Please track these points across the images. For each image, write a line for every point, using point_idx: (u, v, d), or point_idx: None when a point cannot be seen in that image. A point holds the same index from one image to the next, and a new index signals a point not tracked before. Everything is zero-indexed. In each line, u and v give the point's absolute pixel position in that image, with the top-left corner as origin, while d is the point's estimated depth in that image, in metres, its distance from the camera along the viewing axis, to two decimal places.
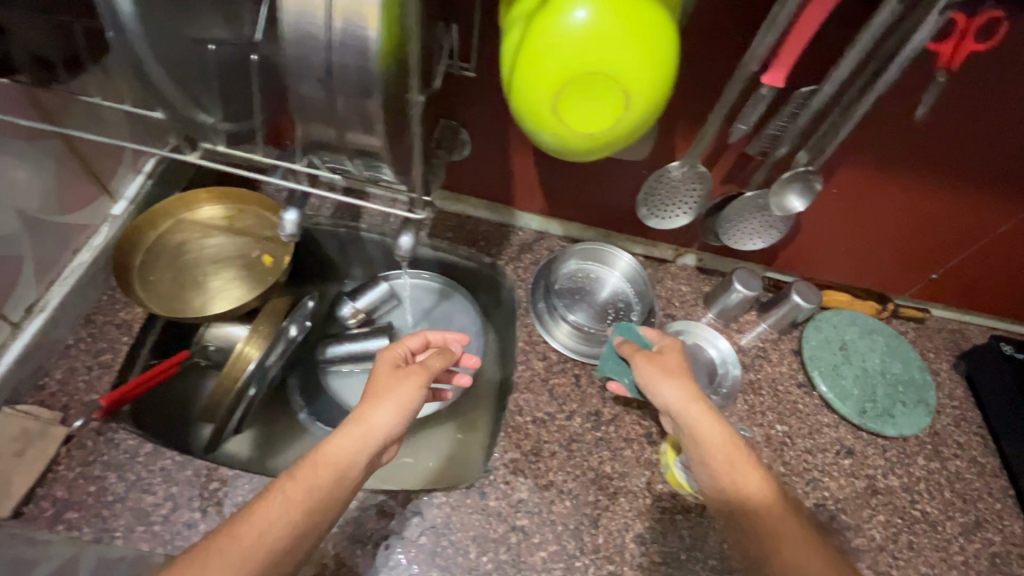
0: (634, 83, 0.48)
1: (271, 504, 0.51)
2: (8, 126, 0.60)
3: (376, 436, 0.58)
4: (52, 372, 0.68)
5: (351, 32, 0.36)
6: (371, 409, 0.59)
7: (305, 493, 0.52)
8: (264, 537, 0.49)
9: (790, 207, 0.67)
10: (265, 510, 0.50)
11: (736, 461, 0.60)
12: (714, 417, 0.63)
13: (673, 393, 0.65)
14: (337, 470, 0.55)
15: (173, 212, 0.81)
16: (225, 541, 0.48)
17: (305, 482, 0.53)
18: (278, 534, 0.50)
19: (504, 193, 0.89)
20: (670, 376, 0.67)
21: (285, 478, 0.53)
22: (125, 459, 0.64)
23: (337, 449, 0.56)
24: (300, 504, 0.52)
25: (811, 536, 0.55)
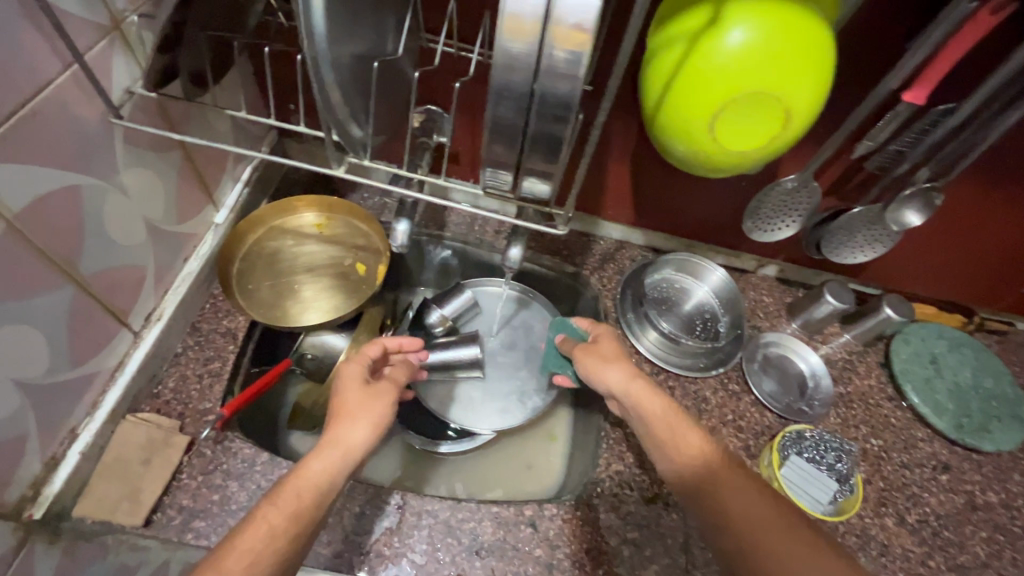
0: (798, 103, 0.48)
1: (253, 528, 0.44)
2: (142, 136, 0.59)
3: (355, 451, 0.53)
4: (165, 381, 0.69)
5: (570, 58, 0.37)
6: (350, 422, 0.54)
7: (283, 509, 0.46)
8: (259, 563, 0.43)
9: (906, 223, 0.68)
10: (248, 538, 0.44)
11: (680, 433, 0.58)
12: (657, 395, 0.62)
13: (616, 377, 0.64)
14: (308, 481, 0.49)
15: (268, 220, 0.81)
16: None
17: (287, 506, 0.46)
18: (261, 559, 0.43)
19: (590, 204, 0.89)
20: (610, 362, 0.66)
21: (264, 505, 0.46)
22: (244, 468, 0.65)
23: (311, 472, 0.49)
24: (277, 520, 0.45)
25: (762, 486, 0.52)
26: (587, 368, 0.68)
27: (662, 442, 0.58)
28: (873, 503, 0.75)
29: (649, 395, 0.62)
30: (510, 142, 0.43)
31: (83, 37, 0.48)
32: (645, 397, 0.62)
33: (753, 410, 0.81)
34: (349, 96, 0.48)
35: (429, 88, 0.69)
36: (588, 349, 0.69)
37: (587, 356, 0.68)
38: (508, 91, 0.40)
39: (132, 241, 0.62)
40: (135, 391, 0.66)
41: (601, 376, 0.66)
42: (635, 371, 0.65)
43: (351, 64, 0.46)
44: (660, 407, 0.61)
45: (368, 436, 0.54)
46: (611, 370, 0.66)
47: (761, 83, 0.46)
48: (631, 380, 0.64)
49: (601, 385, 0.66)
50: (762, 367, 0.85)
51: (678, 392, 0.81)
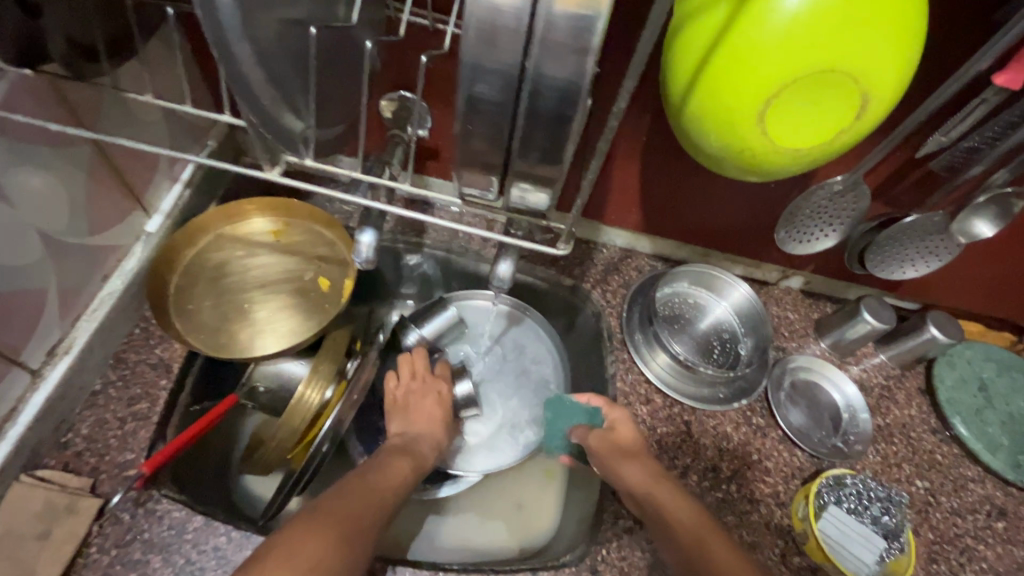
0: (881, 83, 0.36)
1: (393, 466, 0.60)
2: (31, 131, 0.47)
3: (439, 440, 0.68)
4: (77, 428, 0.57)
5: (564, 17, 0.26)
6: (429, 421, 0.69)
7: (406, 465, 0.61)
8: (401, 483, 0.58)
9: (975, 234, 0.57)
10: (389, 470, 0.58)
11: (707, 540, 0.52)
12: (679, 499, 0.57)
13: (634, 474, 0.60)
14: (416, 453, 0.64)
15: (213, 226, 0.68)
16: (362, 484, 0.54)
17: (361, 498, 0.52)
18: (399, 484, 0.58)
19: (593, 208, 0.77)
20: (628, 456, 0.62)
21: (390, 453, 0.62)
22: (171, 538, 0.53)
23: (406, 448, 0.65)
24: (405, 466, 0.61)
25: None
26: (605, 461, 0.62)
27: (685, 542, 0.53)
28: (921, 559, 0.65)
29: (665, 491, 0.58)
30: (493, 138, 0.32)
31: None
32: (664, 497, 0.57)
33: (781, 448, 0.70)
34: (276, 74, 0.35)
35: (399, 69, 0.57)
36: (606, 434, 0.64)
37: (603, 443, 0.63)
38: (489, 67, 0.28)
39: (25, 262, 0.50)
40: (35, 443, 0.53)
41: (618, 471, 0.60)
42: (657, 472, 0.60)
43: (273, 30, 0.34)
44: (679, 506, 0.56)
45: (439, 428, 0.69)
46: (627, 468, 0.60)
47: (835, 59, 0.35)
48: (654, 482, 0.59)
49: (618, 484, 0.60)
50: (789, 396, 0.74)
51: (695, 428, 0.70)
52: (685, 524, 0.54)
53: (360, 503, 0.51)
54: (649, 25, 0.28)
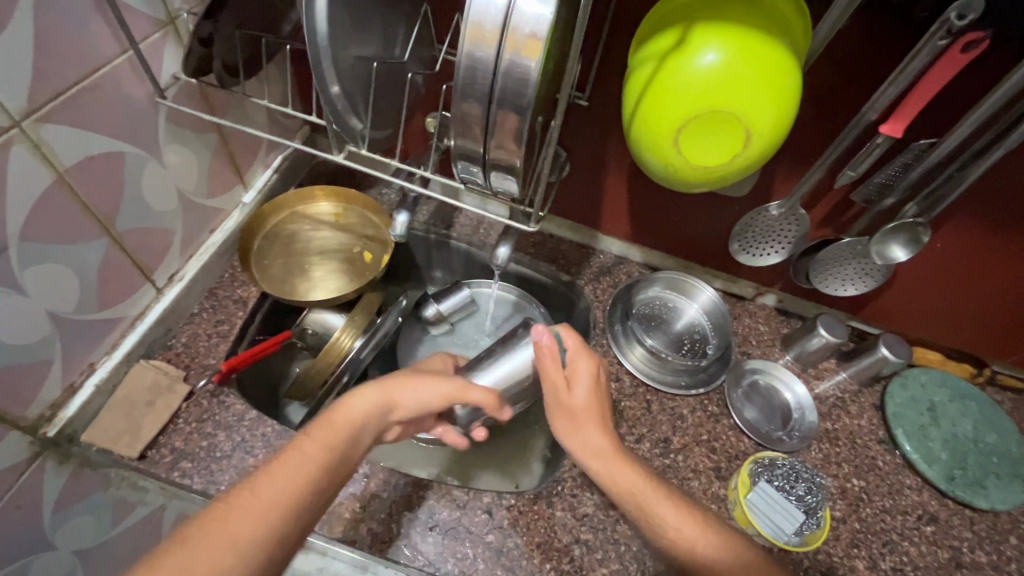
0: (761, 125, 0.50)
1: (292, 455, 0.51)
2: (184, 118, 0.68)
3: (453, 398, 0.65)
4: (179, 336, 0.77)
5: (517, 64, 0.42)
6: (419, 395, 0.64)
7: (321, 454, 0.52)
8: (287, 493, 0.48)
9: (892, 257, 0.70)
10: (277, 470, 0.49)
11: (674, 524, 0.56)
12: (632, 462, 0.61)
13: (588, 443, 0.62)
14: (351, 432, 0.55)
15: (291, 205, 0.88)
16: (237, 503, 0.46)
17: (276, 483, 0.48)
18: (291, 491, 0.48)
19: (591, 217, 0.92)
20: (585, 425, 0.63)
21: (301, 436, 0.53)
22: (233, 421, 0.71)
23: (348, 415, 0.56)
24: (305, 458, 0.51)
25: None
26: (555, 396, 0.66)
27: (637, 502, 0.58)
28: (844, 543, 0.73)
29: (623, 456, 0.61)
30: (476, 137, 0.48)
31: (141, 28, 0.58)
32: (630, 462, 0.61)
33: (730, 434, 0.80)
34: (349, 91, 0.54)
35: (438, 93, 0.76)
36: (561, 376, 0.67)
37: (562, 397, 0.66)
38: (470, 94, 0.45)
39: (164, 208, 0.71)
40: (151, 340, 0.74)
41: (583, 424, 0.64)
42: (609, 442, 0.62)
43: (350, 62, 0.53)
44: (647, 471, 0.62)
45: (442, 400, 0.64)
46: (583, 435, 0.63)
47: (723, 103, 0.49)
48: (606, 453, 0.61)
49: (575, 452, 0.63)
50: (746, 394, 0.84)
51: (655, 406, 0.82)
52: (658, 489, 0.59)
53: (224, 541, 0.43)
54: (573, 67, 0.45)
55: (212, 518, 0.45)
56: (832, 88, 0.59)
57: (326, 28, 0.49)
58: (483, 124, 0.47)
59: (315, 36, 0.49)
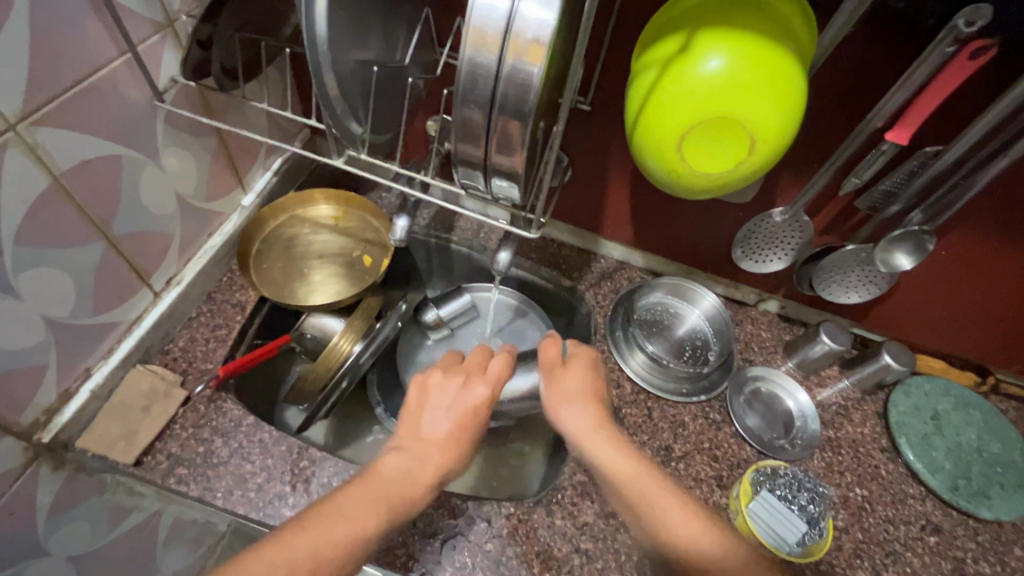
0: (765, 132, 0.50)
1: (349, 513, 0.50)
2: (182, 121, 0.67)
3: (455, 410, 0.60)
4: (176, 340, 0.77)
5: (519, 70, 0.42)
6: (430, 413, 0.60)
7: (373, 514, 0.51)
8: (330, 552, 0.47)
9: (896, 264, 0.69)
10: (322, 524, 0.49)
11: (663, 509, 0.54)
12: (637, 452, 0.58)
13: (578, 421, 0.61)
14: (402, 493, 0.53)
15: (290, 208, 0.88)
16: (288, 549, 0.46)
17: (326, 538, 0.48)
18: (339, 552, 0.48)
19: (593, 222, 0.91)
20: (577, 401, 0.62)
21: (346, 490, 0.52)
22: (230, 427, 0.71)
23: (405, 481, 0.54)
24: (359, 516, 0.50)
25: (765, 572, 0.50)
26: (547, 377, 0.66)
27: (640, 497, 0.55)
28: (846, 553, 0.73)
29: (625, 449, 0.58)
30: (477, 143, 0.48)
31: (139, 30, 0.57)
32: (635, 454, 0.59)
33: (732, 442, 0.80)
34: (349, 96, 0.54)
35: (439, 97, 0.75)
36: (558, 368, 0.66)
37: (554, 378, 0.65)
38: (471, 100, 0.44)
39: (163, 212, 0.70)
40: (148, 345, 0.73)
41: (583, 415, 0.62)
42: (602, 420, 0.61)
43: (350, 66, 0.52)
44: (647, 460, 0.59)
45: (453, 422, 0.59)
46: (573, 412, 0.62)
47: (727, 109, 0.49)
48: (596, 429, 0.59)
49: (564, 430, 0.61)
50: (748, 401, 0.84)
51: (657, 413, 0.81)
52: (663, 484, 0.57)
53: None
54: (576, 72, 0.44)
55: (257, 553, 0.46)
56: (837, 94, 0.58)
57: (326, 32, 0.48)
58: (484, 129, 0.46)
59: (315, 40, 0.48)
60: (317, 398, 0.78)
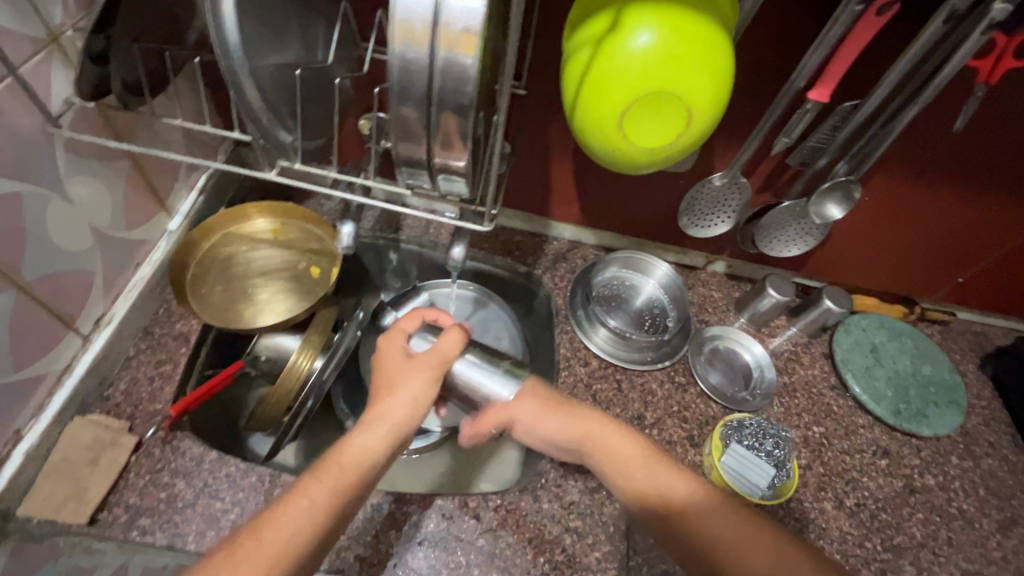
0: (700, 102, 0.51)
1: (301, 497, 0.49)
2: (86, 147, 0.61)
3: (418, 392, 0.59)
4: (116, 384, 0.71)
5: (452, 62, 0.40)
6: (400, 381, 0.60)
7: (333, 487, 0.50)
8: (294, 542, 0.46)
9: (830, 215, 0.74)
10: (284, 518, 0.47)
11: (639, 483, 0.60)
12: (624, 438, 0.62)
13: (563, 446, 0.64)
14: (368, 462, 0.53)
15: (222, 226, 0.82)
16: (245, 549, 0.45)
17: (285, 527, 0.47)
18: (302, 536, 0.47)
19: (540, 205, 0.91)
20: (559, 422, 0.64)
21: (310, 478, 0.50)
22: (192, 466, 0.66)
23: (359, 453, 0.53)
24: (314, 501, 0.49)
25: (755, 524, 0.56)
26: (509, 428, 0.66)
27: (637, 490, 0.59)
28: (812, 487, 0.78)
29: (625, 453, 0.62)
30: (418, 142, 0.46)
31: (19, 51, 0.51)
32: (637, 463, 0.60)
33: (698, 401, 0.83)
34: (273, 103, 0.50)
35: (368, 94, 0.72)
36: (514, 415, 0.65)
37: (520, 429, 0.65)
38: (408, 96, 0.43)
39: (80, 248, 0.64)
40: (84, 393, 0.68)
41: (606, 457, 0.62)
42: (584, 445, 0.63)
43: (271, 72, 0.49)
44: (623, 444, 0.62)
45: (426, 382, 0.60)
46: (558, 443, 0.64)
47: (662, 84, 0.49)
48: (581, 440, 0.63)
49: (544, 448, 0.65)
50: (708, 360, 0.88)
51: (625, 385, 0.83)
52: (681, 507, 0.57)
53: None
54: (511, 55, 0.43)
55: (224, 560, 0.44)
56: (761, 58, 0.61)
57: (238, 38, 0.45)
58: (427, 127, 0.45)
59: (227, 47, 0.45)
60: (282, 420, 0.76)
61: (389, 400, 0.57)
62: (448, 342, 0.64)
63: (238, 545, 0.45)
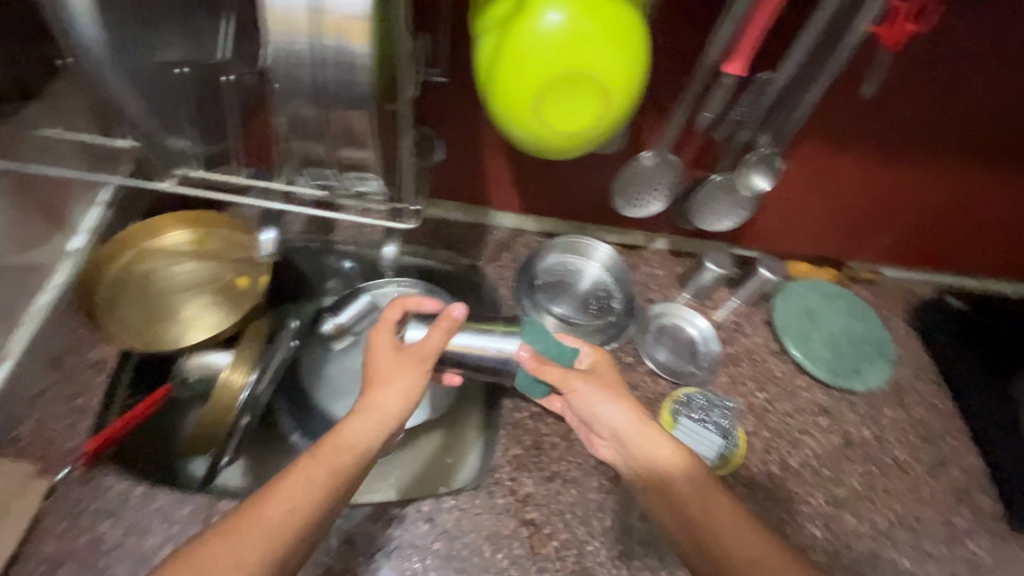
0: (616, 81, 0.50)
1: (301, 477, 0.50)
2: None
3: (404, 386, 0.58)
4: (23, 424, 0.66)
5: (341, 50, 0.37)
6: (387, 371, 0.59)
7: (329, 469, 0.51)
8: (294, 516, 0.48)
9: (755, 186, 0.74)
10: (284, 495, 0.49)
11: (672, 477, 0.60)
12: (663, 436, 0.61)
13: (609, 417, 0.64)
14: (361, 447, 0.54)
15: (136, 241, 0.77)
16: (245, 524, 0.47)
17: (284, 501, 0.48)
18: (300, 516, 0.48)
19: (478, 194, 0.89)
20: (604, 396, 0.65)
21: (308, 457, 0.52)
22: (116, 505, 0.63)
23: (353, 437, 0.54)
24: (312, 481, 0.50)
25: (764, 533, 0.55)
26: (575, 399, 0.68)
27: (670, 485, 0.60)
28: (758, 452, 0.81)
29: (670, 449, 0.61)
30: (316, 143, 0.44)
31: None
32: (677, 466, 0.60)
33: (647, 379, 0.84)
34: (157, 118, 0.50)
35: None
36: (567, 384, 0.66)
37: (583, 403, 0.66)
38: (296, 93, 0.40)
39: None
40: None
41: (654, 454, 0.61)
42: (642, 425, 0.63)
43: (149, 70, 0.48)
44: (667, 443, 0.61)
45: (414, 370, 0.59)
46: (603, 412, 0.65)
47: (575, 64, 0.48)
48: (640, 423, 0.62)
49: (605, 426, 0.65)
50: (656, 338, 0.88)
51: None
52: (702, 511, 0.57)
53: (225, 558, 0.44)
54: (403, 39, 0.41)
55: (223, 536, 0.46)
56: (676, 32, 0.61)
57: (98, 38, 0.44)
58: (323, 123, 0.42)
59: (88, 49, 0.44)
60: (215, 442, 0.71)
61: (379, 389, 0.57)
62: (434, 338, 0.61)
63: (240, 518, 0.47)
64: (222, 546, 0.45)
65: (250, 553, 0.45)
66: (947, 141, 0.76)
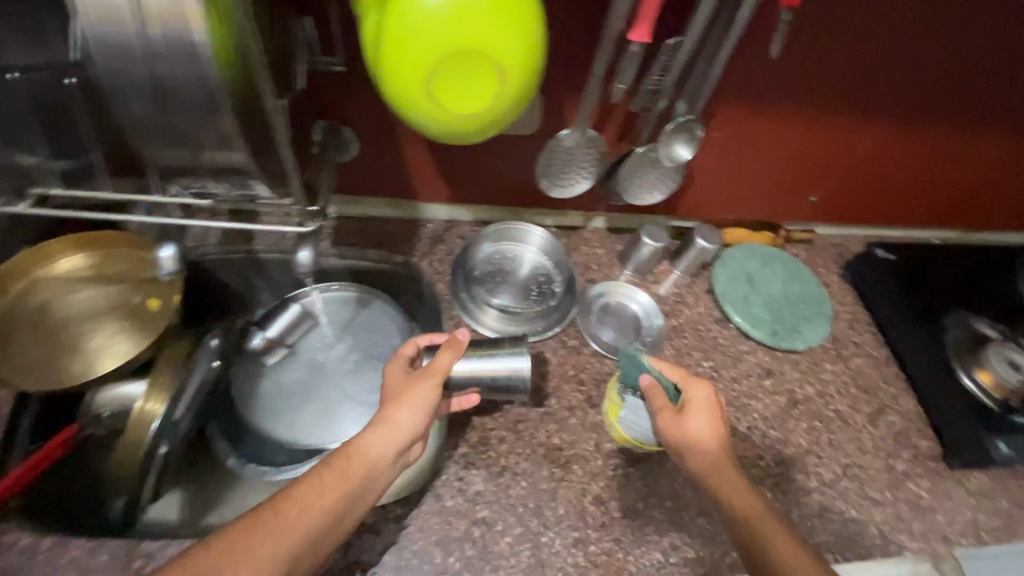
0: (510, 56, 0.46)
1: (315, 483, 0.54)
2: None
3: (405, 411, 0.59)
4: None
5: (173, 35, 0.38)
6: (400, 396, 0.60)
7: (347, 480, 0.55)
8: (306, 516, 0.52)
9: (678, 155, 0.74)
10: (302, 498, 0.53)
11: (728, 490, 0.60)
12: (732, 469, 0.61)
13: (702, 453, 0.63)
14: (374, 465, 0.56)
15: (26, 270, 0.69)
16: (263, 526, 0.50)
17: (300, 504, 0.52)
18: (310, 519, 0.52)
19: (404, 187, 0.85)
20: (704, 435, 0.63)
21: (323, 467, 0.56)
22: (22, 562, 0.58)
23: (368, 454, 0.56)
24: (327, 490, 0.54)
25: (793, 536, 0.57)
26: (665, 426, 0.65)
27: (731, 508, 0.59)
28: None
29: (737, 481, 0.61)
30: None
31: None
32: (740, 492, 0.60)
33: (593, 360, 0.83)
34: None
35: None
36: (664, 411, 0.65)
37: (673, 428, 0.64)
38: None
39: None
40: None
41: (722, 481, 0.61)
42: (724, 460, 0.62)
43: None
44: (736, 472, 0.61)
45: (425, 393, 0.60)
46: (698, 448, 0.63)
47: (464, 40, 0.45)
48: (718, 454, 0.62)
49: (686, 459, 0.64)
50: (599, 318, 0.87)
51: None
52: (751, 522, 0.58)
53: (244, 554, 0.48)
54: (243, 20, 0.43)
55: (245, 531, 0.49)
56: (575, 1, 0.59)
57: None
58: (171, 123, 0.43)
59: None
60: (130, 476, 0.65)
61: (397, 409, 0.59)
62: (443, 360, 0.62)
63: (259, 518, 0.51)
64: (242, 540, 0.49)
65: (263, 548, 0.49)
66: (859, 97, 0.78)
